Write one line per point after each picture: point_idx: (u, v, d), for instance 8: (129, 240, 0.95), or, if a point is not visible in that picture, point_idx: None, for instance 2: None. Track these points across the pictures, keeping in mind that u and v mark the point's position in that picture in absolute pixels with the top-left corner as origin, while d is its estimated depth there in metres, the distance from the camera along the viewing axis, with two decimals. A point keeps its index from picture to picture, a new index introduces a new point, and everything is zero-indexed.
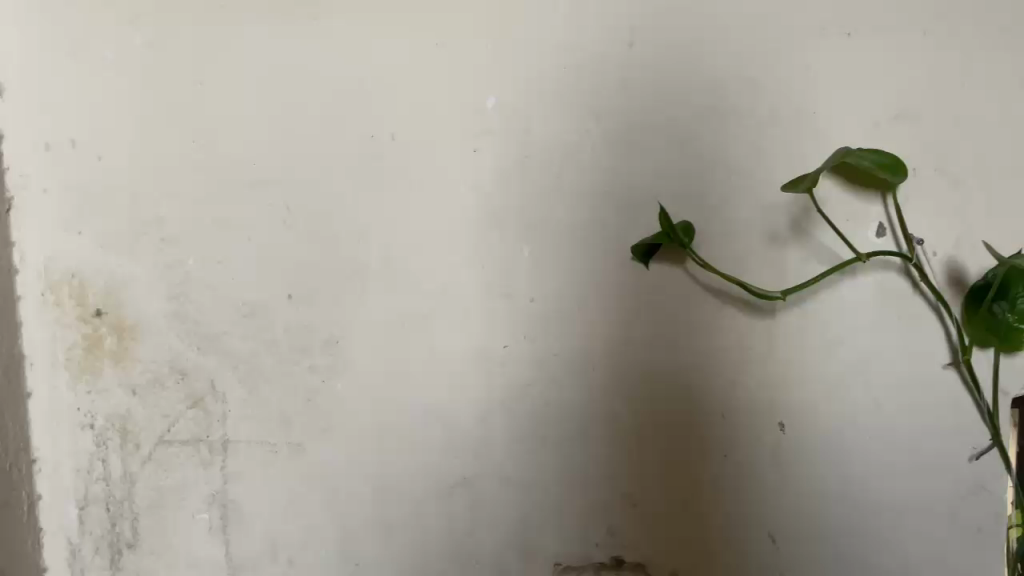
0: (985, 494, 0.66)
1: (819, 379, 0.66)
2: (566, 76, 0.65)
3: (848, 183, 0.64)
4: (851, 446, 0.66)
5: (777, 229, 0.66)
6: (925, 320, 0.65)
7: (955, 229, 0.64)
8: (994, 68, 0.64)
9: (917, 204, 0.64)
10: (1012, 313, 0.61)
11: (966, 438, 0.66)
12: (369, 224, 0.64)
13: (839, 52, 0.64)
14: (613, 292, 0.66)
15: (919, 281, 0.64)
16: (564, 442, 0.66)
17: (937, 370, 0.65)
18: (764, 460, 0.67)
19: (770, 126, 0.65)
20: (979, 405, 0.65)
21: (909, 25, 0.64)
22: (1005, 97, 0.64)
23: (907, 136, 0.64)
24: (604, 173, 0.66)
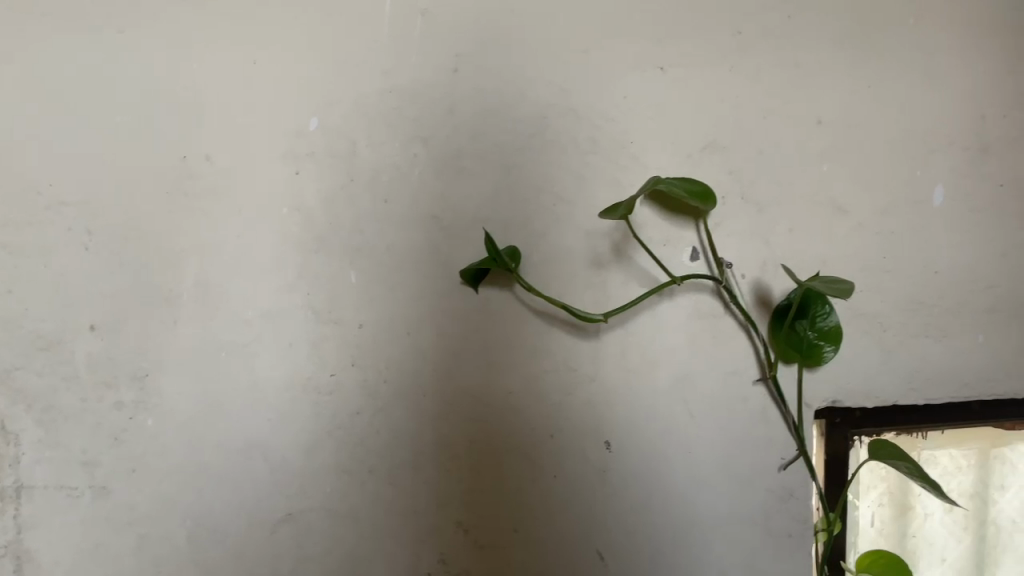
0: (794, 501, 0.71)
1: (642, 397, 0.68)
2: (391, 100, 0.65)
3: (663, 210, 0.68)
4: (671, 461, 0.69)
5: (601, 252, 0.67)
6: (736, 338, 0.69)
7: (760, 254, 0.69)
8: (792, 103, 0.69)
9: (726, 230, 0.68)
10: (813, 330, 0.66)
11: (775, 449, 0.70)
12: (183, 251, 0.63)
13: (653, 84, 0.67)
14: (442, 317, 0.65)
15: (729, 302, 0.69)
16: (393, 470, 0.65)
17: (747, 386, 0.70)
18: (592, 480, 0.68)
19: (592, 151, 0.67)
20: (786, 417, 0.70)
21: (716, 61, 0.68)
22: (801, 131, 0.69)
23: (715, 166, 0.68)
24: (432, 197, 0.65)
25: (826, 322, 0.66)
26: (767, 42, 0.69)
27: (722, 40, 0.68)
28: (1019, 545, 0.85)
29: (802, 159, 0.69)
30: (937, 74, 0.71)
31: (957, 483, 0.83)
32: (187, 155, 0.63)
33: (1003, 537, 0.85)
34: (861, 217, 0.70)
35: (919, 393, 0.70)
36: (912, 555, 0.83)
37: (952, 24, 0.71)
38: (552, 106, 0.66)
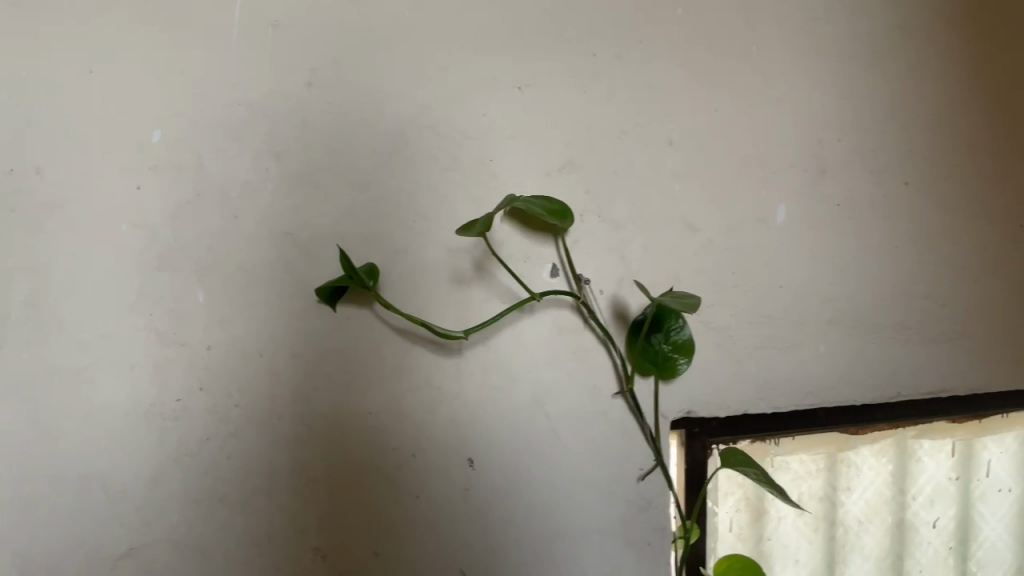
0: (652, 510, 0.73)
1: (503, 413, 0.68)
2: (241, 113, 0.63)
3: (523, 227, 0.68)
4: (534, 475, 0.69)
5: (461, 269, 0.67)
6: (595, 353, 0.71)
7: (617, 270, 0.70)
8: (645, 125, 0.71)
9: (583, 247, 0.70)
10: (667, 343, 0.68)
11: (634, 461, 0.72)
12: (10, 270, 0.58)
13: (510, 103, 0.68)
14: (297, 337, 0.63)
15: (588, 317, 0.70)
16: (247, 497, 0.63)
17: (606, 400, 0.71)
18: (455, 498, 0.67)
19: (451, 168, 0.66)
20: (643, 429, 0.72)
21: (571, 82, 0.69)
22: (654, 152, 0.71)
23: (572, 185, 0.69)
24: (285, 213, 0.63)
25: (679, 335, 0.68)
26: (620, 66, 0.70)
27: (577, 62, 0.69)
28: (863, 544, 0.91)
29: (655, 179, 0.71)
30: (784, 98, 0.74)
31: (807, 486, 0.88)
32: (14, 168, 0.59)
33: (850, 537, 0.90)
34: (711, 234, 0.73)
35: (767, 401, 0.74)
36: (768, 559, 0.87)
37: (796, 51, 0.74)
38: (409, 122, 0.66)
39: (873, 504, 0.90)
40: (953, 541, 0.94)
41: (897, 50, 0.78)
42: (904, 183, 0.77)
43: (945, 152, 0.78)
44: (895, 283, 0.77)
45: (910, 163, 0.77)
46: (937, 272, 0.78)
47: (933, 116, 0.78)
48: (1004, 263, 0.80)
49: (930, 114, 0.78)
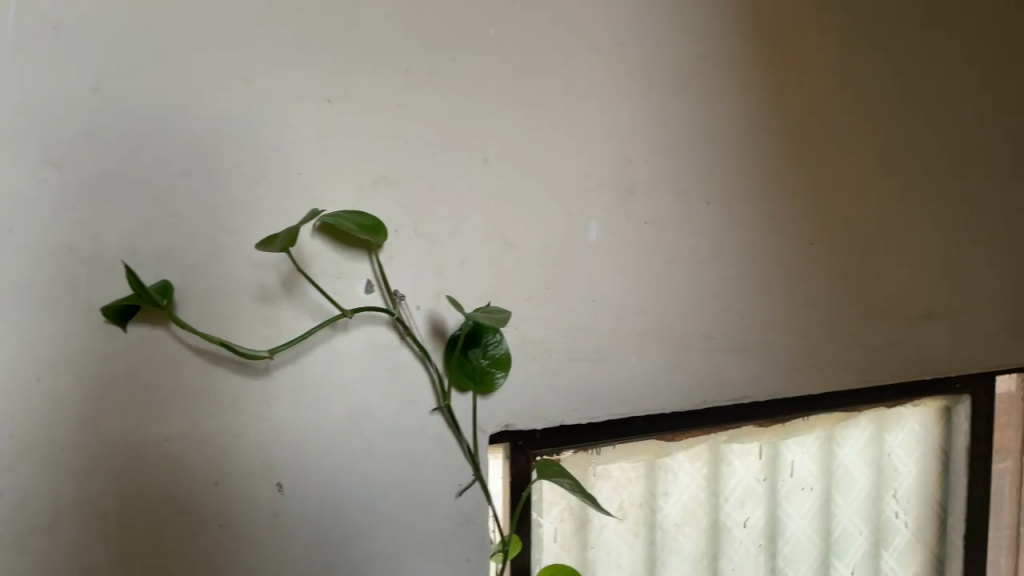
0: (470, 526, 0.73)
1: (315, 434, 0.67)
2: (16, 120, 0.58)
3: (335, 241, 0.66)
4: (347, 496, 0.68)
5: (269, 286, 0.65)
6: (412, 369, 0.70)
7: (433, 285, 0.70)
8: (459, 142, 0.71)
9: (398, 263, 0.69)
10: (485, 358, 0.70)
11: (452, 477, 0.72)
12: None
13: (319, 116, 0.66)
14: (83, 361, 0.59)
15: (405, 332, 0.69)
16: (28, 534, 0.59)
17: (424, 416, 0.70)
18: (261, 523, 0.65)
19: (256, 182, 0.64)
20: (461, 443, 0.72)
21: (384, 95, 0.68)
22: (469, 168, 0.71)
23: (385, 200, 0.68)
24: (69, 228, 0.59)
25: (496, 350, 0.70)
26: (433, 82, 0.70)
27: (389, 75, 0.68)
28: (681, 546, 0.95)
29: (471, 195, 0.71)
30: (595, 119, 0.76)
31: (627, 493, 0.92)
32: None
33: (668, 540, 0.94)
34: (526, 250, 0.74)
35: (582, 413, 0.77)
36: (591, 565, 0.90)
37: (610, 71, 0.76)
38: (209, 133, 0.63)
39: (688, 507, 0.95)
40: (763, 539, 1.00)
41: (704, 73, 0.80)
42: (707, 202, 0.81)
43: (747, 171, 0.83)
44: (699, 297, 0.81)
45: (713, 183, 0.81)
46: (737, 287, 0.83)
47: (737, 137, 0.82)
48: (797, 276, 0.86)
49: (734, 135, 0.82)
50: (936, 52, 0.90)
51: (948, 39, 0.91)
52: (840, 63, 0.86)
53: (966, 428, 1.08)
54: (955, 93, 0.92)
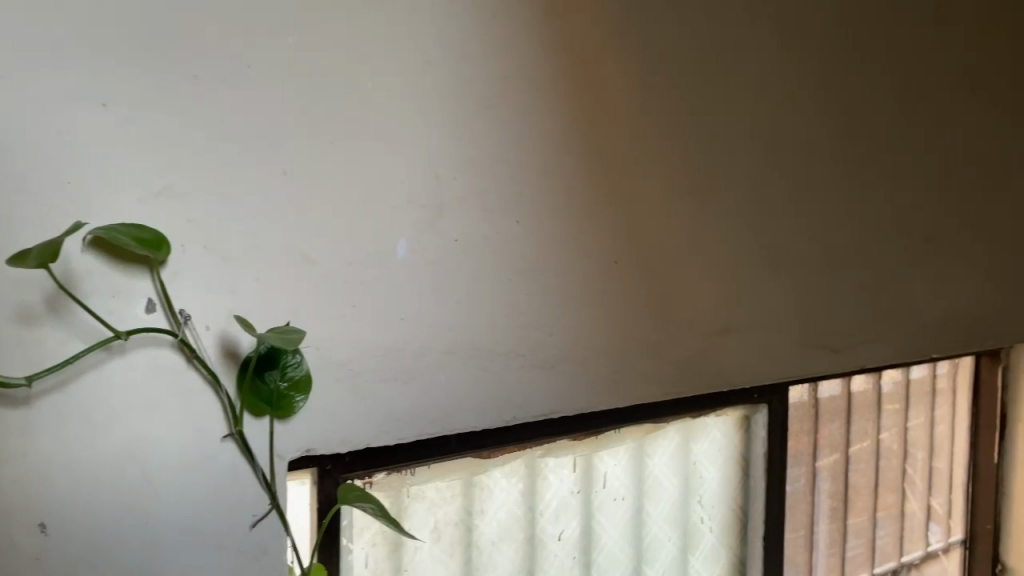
0: (267, 556, 0.70)
1: (85, 467, 0.61)
2: None
3: (110, 257, 0.61)
4: (124, 533, 0.63)
5: (30, 306, 0.58)
6: (201, 394, 0.65)
7: (225, 305, 0.66)
8: (255, 153, 0.67)
9: (186, 280, 0.65)
10: (283, 381, 0.67)
11: (246, 506, 0.68)
12: None
13: (94, 121, 0.61)
14: None
15: (192, 355, 0.65)
16: None
17: (215, 443, 0.66)
18: (20, 567, 0.59)
19: (18, 191, 0.58)
20: (256, 471, 0.68)
21: (170, 101, 0.64)
22: (267, 181, 0.68)
23: (170, 213, 0.64)
24: None
25: (295, 372, 0.67)
26: (225, 90, 0.66)
27: (176, 80, 0.64)
28: (497, 563, 0.95)
29: (268, 209, 0.68)
30: (401, 135, 0.75)
31: (442, 512, 0.90)
32: None
33: (484, 558, 0.93)
34: (329, 267, 0.71)
35: (389, 434, 0.75)
36: None
37: (418, 86, 0.75)
38: None
39: (504, 524, 0.95)
40: (577, 551, 1.01)
41: (511, 93, 0.81)
42: (516, 221, 0.82)
43: (554, 191, 0.84)
44: (508, 314, 0.82)
45: (521, 202, 0.82)
46: (545, 304, 0.84)
47: (545, 156, 0.84)
48: (603, 293, 0.88)
49: (542, 155, 0.83)
50: (732, 80, 0.96)
51: (743, 69, 0.97)
52: (643, 89, 0.89)
53: (763, 433, 1.16)
54: (750, 120, 0.98)
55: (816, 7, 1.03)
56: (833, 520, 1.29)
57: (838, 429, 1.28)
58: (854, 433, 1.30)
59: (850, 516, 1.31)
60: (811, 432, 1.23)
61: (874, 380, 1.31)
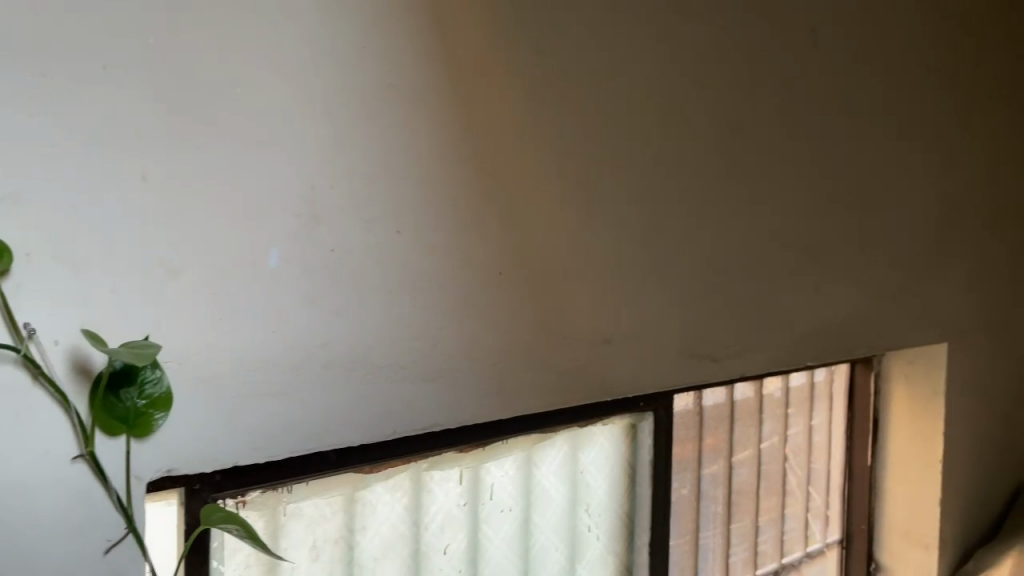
0: None
1: None
2: None
3: None
4: None
5: None
6: (48, 413, 0.61)
7: (76, 318, 0.63)
8: (112, 157, 0.64)
9: (32, 292, 0.61)
10: (141, 398, 0.64)
11: (100, 531, 0.65)
12: None
13: None
14: None
15: (37, 372, 0.61)
16: None
17: (64, 465, 0.62)
18: None
19: None
20: (110, 494, 0.64)
21: (15, 101, 0.60)
22: (125, 188, 0.65)
23: (14, 220, 0.60)
24: None
25: (154, 389, 0.64)
26: (78, 90, 0.62)
27: (22, 79, 0.60)
28: None
29: (126, 216, 0.65)
30: (275, 142, 0.72)
31: (322, 529, 0.88)
32: None
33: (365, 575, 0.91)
34: (193, 278, 0.68)
35: (260, 451, 0.73)
36: None
37: (295, 93, 0.73)
38: None
39: (387, 539, 0.93)
40: (463, 564, 1.00)
41: (394, 102, 0.80)
42: (397, 232, 0.81)
43: (437, 201, 0.83)
44: (389, 327, 0.80)
45: (403, 213, 0.81)
46: (427, 315, 0.83)
47: (429, 167, 0.83)
48: (488, 304, 0.88)
49: (426, 165, 0.82)
50: (617, 94, 0.97)
51: (629, 84, 0.98)
52: (527, 101, 0.90)
53: (649, 442, 1.19)
54: (634, 135, 0.99)
55: (700, 25, 1.06)
56: (717, 525, 1.32)
57: (721, 435, 1.32)
58: (736, 439, 1.35)
59: (734, 520, 1.35)
60: (695, 439, 1.27)
61: (754, 388, 1.36)
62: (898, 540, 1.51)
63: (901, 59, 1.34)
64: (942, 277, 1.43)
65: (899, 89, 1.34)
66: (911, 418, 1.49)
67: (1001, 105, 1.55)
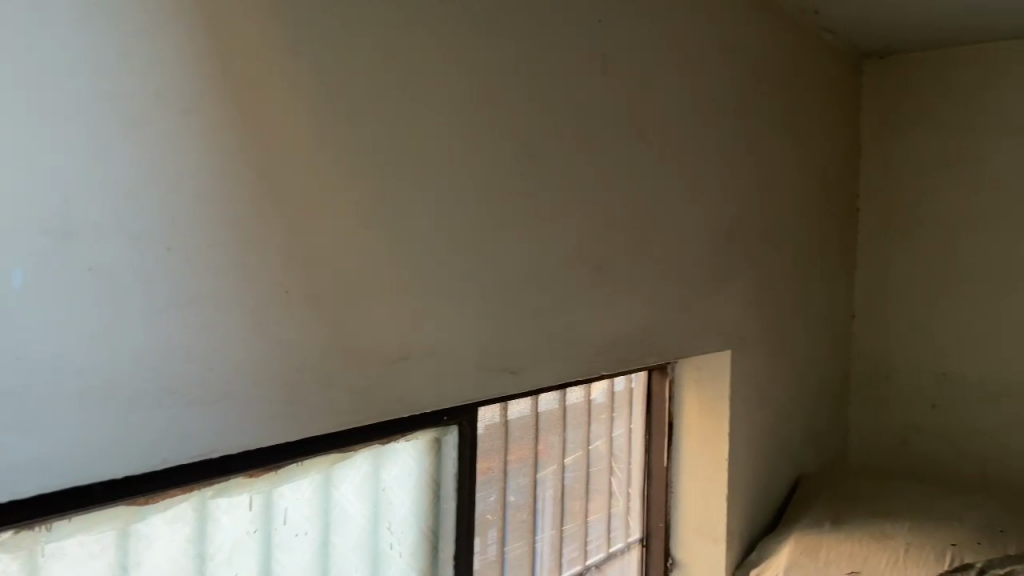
0: None
1: None
2: None
3: None
4: None
5: None
6: None
7: None
8: None
9: None
10: None
11: None
12: None
13: None
14: None
15: None
16: None
17: None
18: None
19: None
20: None
21: None
22: None
23: None
24: None
25: None
26: None
27: None
28: None
29: None
30: (21, 151, 0.66)
31: (89, 568, 0.82)
32: None
33: None
34: None
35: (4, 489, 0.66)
36: None
37: (46, 99, 0.68)
38: None
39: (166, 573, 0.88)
40: None
41: (165, 112, 0.75)
42: (167, 248, 0.76)
43: (215, 215, 0.80)
44: (157, 349, 0.76)
45: (176, 228, 0.77)
46: (204, 335, 0.79)
47: (206, 181, 0.79)
48: (273, 323, 0.85)
49: (203, 179, 0.78)
50: (409, 112, 0.98)
51: (421, 102, 0.99)
52: (314, 116, 0.88)
53: (453, 456, 1.20)
54: (426, 153, 1.00)
55: (492, 46, 1.09)
56: (523, 534, 1.35)
57: (526, 445, 1.35)
58: (541, 449, 1.39)
59: (540, 529, 1.39)
60: (500, 450, 1.30)
61: (557, 398, 1.42)
62: (692, 536, 1.61)
63: (685, 87, 1.44)
64: (725, 289, 1.55)
65: (684, 114, 1.44)
66: (701, 420, 1.59)
67: (776, 132, 1.70)
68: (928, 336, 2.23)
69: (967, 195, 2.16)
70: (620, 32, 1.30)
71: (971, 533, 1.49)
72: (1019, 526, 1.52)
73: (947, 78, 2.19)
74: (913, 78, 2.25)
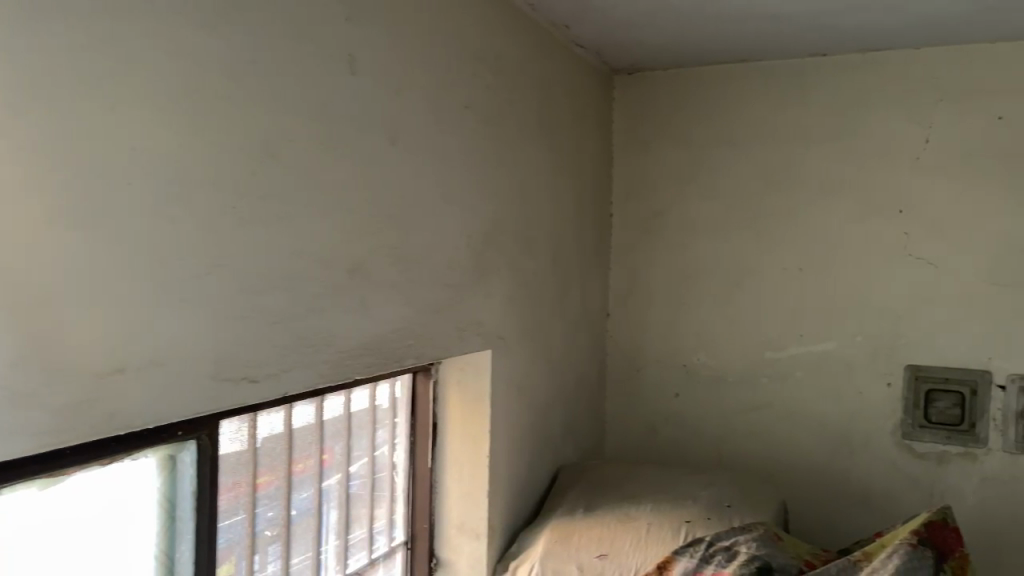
0: None
1: None
2: None
3: None
4: None
5: None
6: None
7: None
8: None
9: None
10: None
11: None
12: None
13: None
14: None
15: None
16: None
17: None
18: None
19: None
20: None
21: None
22: None
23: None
24: None
25: None
26: None
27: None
28: None
29: None
30: None
31: None
32: None
33: None
34: None
35: None
36: None
37: None
38: None
39: None
40: None
41: None
42: None
43: None
44: None
45: None
46: None
47: None
48: None
49: None
50: (125, 104, 0.91)
51: (139, 94, 0.93)
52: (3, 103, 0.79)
53: (189, 472, 1.13)
54: (143, 148, 0.93)
55: (224, 39, 1.04)
56: (275, 555, 1.31)
57: (277, 468, 1.31)
58: (296, 465, 1.35)
59: (293, 554, 1.35)
60: (246, 467, 1.24)
61: (313, 409, 1.38)
62: (454, 535, 1.65)
63: (438, 91, 1.46)
64: (482, 291, 1.59)
65: (437, 118, 1.46)
66: (463, 421, 1.63)
67: (531, 139, 1.77)
68: (677, 332, 2.41)
69: (708, 201, 2.37)
70: (369, 34, 1.29)
71: (702, 509, 1.63)
72: (743, 501, 1.68)
73: (690, 94, 2.39)
74: (662, 93, 2.43)
